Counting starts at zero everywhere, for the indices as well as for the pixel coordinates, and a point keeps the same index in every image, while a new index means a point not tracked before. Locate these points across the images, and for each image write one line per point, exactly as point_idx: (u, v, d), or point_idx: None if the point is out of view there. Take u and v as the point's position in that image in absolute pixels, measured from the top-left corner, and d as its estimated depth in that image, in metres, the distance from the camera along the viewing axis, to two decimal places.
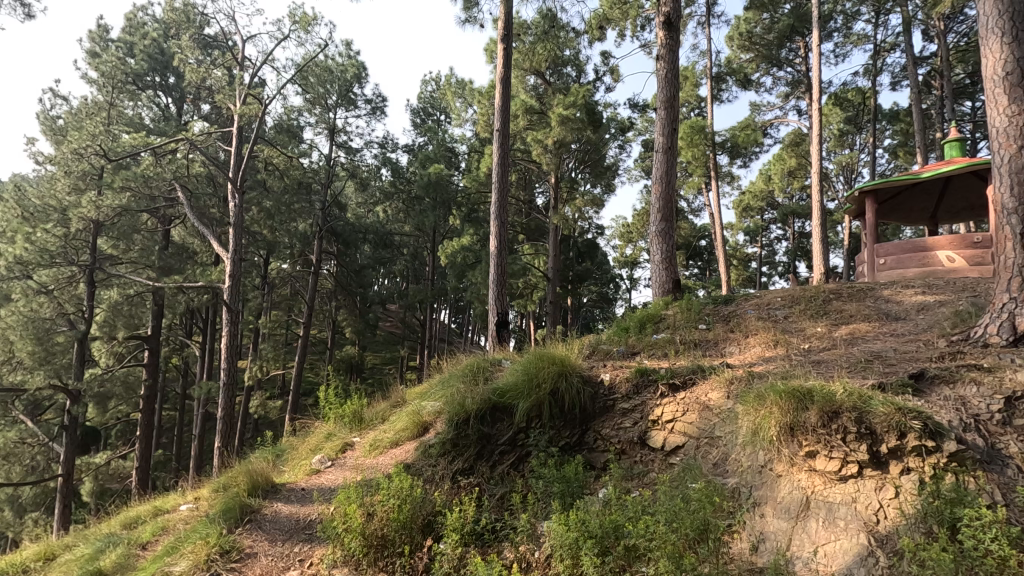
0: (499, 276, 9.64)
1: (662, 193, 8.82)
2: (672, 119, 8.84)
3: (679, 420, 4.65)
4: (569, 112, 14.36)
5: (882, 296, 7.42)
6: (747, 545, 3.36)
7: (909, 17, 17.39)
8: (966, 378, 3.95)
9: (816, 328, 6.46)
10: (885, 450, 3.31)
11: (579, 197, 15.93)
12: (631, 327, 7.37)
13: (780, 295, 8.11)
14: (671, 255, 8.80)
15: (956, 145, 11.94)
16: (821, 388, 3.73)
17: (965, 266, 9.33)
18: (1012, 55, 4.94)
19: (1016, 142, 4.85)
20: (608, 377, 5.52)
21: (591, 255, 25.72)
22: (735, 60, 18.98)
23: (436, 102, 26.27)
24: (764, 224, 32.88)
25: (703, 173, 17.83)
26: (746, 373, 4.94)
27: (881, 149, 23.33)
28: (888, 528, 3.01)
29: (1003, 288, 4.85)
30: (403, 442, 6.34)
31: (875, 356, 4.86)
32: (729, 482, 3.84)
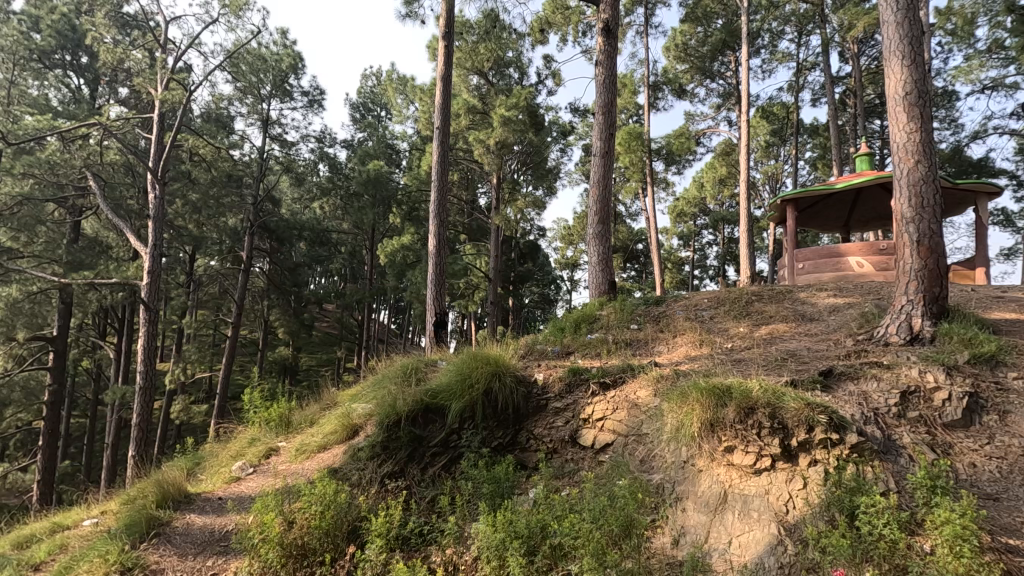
0: (438, 275, 9.49)
1: (599, 197, 8.96)
2: (610, 124, 8.99)
3: (609, 418, 4.74)
4: (512, 113, 14.41)
5: (799, 298, 7.89)
6: (669, 539, 3.44)
7: (828, 38, 18.67)
8: (868, 375, 4.25)
9: (739, 328, 6.78)
10: (795, 444, 3.47)
11: (521, 198, 15.97)
12: (567, 327, 7.46)
13: (706, 297, 8.47)
14: (607, 257, 8.97)
15: (866, 160, 12.87)
16: (739, 385, 3.88)
17: (871, 271, 10.05)
18: (911, 77, 5.34)
19: (914, 157, 5.25)
20: (542, 377, 5.55)
21: (533, 256, 25.96)
22: (671, 70, 19.66)
23: (377, 98, 25.71)
24: (696, 230, 34.31)
25: (640, 179, 18.37)
26: (672, 371, 5.09)
27: (803, 161, 24.88)
28: (796, 518, 3.16)
29: (902, 291, 5.27)
30: (331, 446, 6.12)
31: (790, 355, 5.12)
32: (654, 478, 3.94)
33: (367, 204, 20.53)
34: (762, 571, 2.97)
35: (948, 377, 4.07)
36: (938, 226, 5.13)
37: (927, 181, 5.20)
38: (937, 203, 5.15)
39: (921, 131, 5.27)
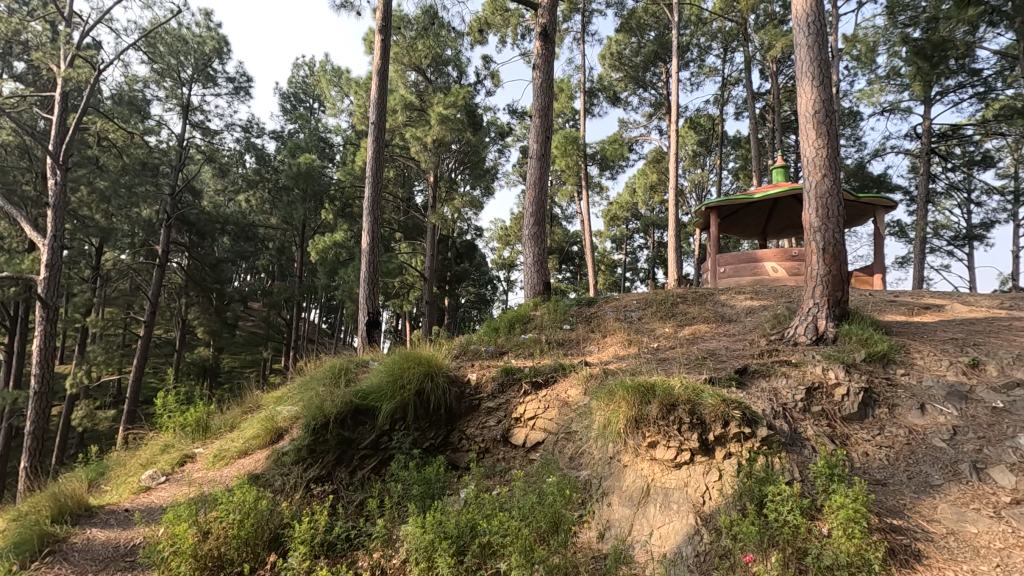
0: (371, 273, 9.26)
1: (535, 199, 9.06)
2: (546, 127, 9.12)
3: (541, 417, 4.81)
4: (450, 112, 14.33)
5: (720, 300, 8.34)
6: (595, 534, 3.54)
7: (750, 56, 19.86)
8: (778, 372, 4.56)
9: (665, 328, 7.08)
10: (712, 438, 3.67)
11: (458, 198, 15.90)
12: (501, 327, 7.50)
13: (635, 299, 8.77)
14: (542, 258, 9.09)
15: (781, 172, 13.80)
16: (662, 383, 4.06)
17: (784, 275, 10.77)
18: (819, 97, 5.78)
19: (821, 171, 5.68)
20: (475, 377, 5.55)
21: (469, 256, 25.93)
22: (606, 78, 20.21)
23: (310, 89, 24.78)
24: (628, 233, 35.45)
25: (575, 182, 18.76)
26: (601, 370, 5.24)
27: (726, 171, 26.31)
28: (711, 508, 3.34)
29: (810, 295, 5.68)
30: (252, 452, 5.85)
31: (710, 354, 5.41)
32: (582, 474, 4.05)
33: (297, 198, 19.71)
34: (680, 559, 3.12)
35: (847, 374, 4.44)
36: (840, 236, 5.57)
37: (832, 194, 5.64)
38: (840, 215, 5.60)
39: (827, 148, 5.72)
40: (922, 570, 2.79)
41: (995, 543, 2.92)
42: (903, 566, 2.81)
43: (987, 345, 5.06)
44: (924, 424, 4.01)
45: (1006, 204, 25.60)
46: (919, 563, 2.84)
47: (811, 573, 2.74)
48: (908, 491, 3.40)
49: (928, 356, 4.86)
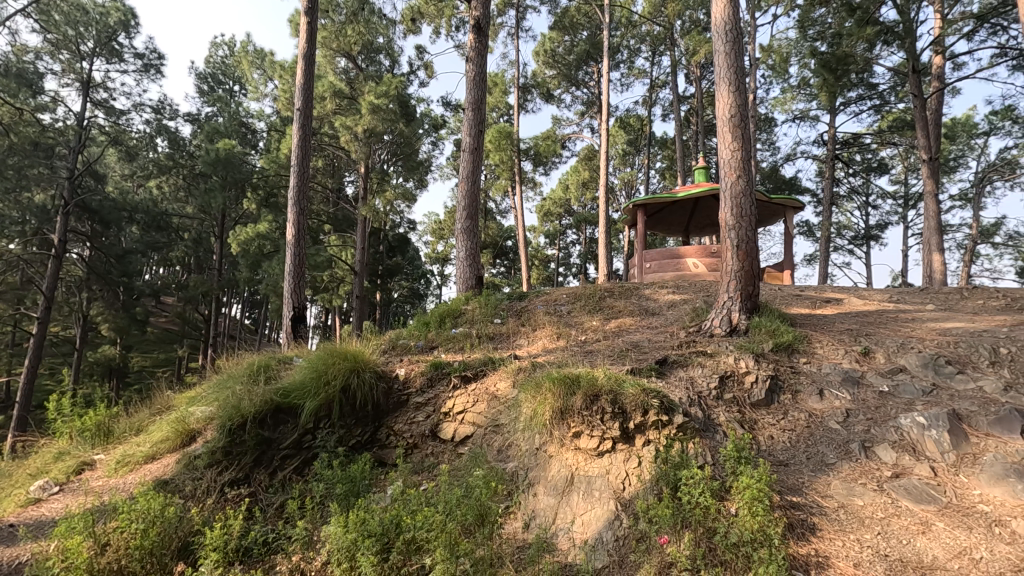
0: (296, 266, 8.86)
1: (467, 193, 9.01)
2: (479, 121, 9.06)
3: (470, 411, 4.81)
4: (381, 101, 13.93)
5: (644, 295, 8.67)
6: (520, 524, 3.59)
7: (676, 61, 20.69)
8: (695, 362, 4.81)
9: (592, 322, 7.26)
10: (632, 426, 3.81)
11: (390, 190, 15.55)
12: (431, 322, 7.42)
13: (565, 293, 8.94)
14: (475, 252, 9.06)
15: (703, 172, 14.49)
16: (586, 374, 4.16)
17: (705, 271, 11.34)
18: (735, 102, 6.11)
19: (736, 172, 6.00)
20: (404, 372, 5.45)
21: (402, 250, 25.43)
22: (540, 74, 20.39)
23: (229, 70, 23.33)
24: (561, 229, 36.07)
25: (509, 177, 18.82)
26: (530, 363, 5.30)
27: (653, 170, 27.32)
28: (630, 494, 3.47)
29: (725, 289, 6.01)
30: (161, 456, 5.46)
31: (633, 346, 5.60)
32: (509, 466, 4.09)
33: (215, 186, 18.53)
34: (600, 545, 3.22)
35: (756, 363, 4.75)
36: (753, 234, 5.92)
37: (746, 195, 5.98)
38: (752, 214, 5.94)
39: (742, 151, 6.05)
40: (816, 542, 3.04)
41: (877, 514, 3.23)
42: (800, 538, 3.05)
43: (877, 335, 5.56)
44: (822, 408, 4.35)
45: (897, 208, 28.22)
46: (814, 536, 3.09)
47: (720, 550, 2.91)
48: (806, 470, 3.68)
49: (827, 346, 5.29)
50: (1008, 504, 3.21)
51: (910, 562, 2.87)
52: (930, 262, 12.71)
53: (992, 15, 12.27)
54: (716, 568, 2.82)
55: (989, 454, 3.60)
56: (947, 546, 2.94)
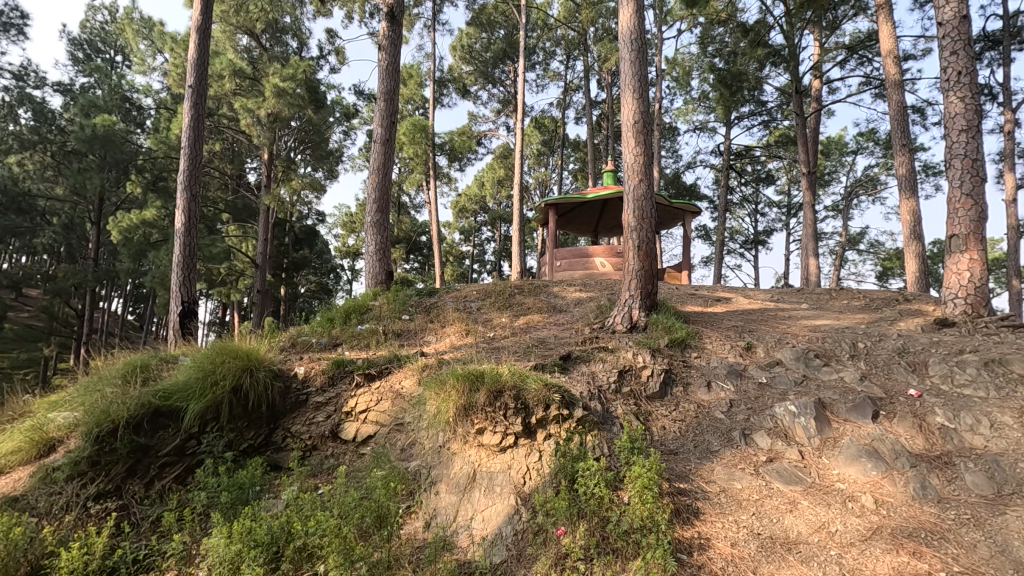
0: (186, 257, 8.11)
1: (377, 186, 8.72)
2: (391, 111, 8.78)
3: (373, 410, 4.65)
4: (288, 85, 13.09)
5: (552, 292, 8.86)
6: (421, 523, 3.52)
7: (589, 66, 21.36)
8: (597, 358, 4.97)
9: (501, 318, 7.31)
10: (534, 421, 3.87)
11: (296, 179, 14.69)
12: (336, 318, 7.10)
13: (475, 289, 8.92)
14: (385, 247, 8.79)
15: (611, 175, 15.05)
16: (491, 371, 4.16)
17: (611, 270, 11.79)
18: (639, 109, 6.39)
19: (639, 176, 6.25)
20: (303, 370, 5.16)
21: (309, 243, 24.22)
22: (456, 70, 20.19)
23: (110, 38, 21.00)
24: (476, 226, 36.05)
25: (423, 171, 18.47)
26: (436, 360, 5.23)
27: (566, 172, 28.00)
28: (530, 487, 3.52)
29: (627, 287, 6.26)
30: (12, 470, 4.79)
31: (539, 343, 5.70)
32: (411, 465, 4.01)
33: (91, 166, 16.60)
34: (500, 540, 3.24)
35: (653, 358, 5.00)
36: (653, 236, 6.22)
37: (648, 198, 6.27)
38: (653, 217, 6.24)
39: (644, 156, 6.32)
40: (699, 525, 3.25)
41: (753, 496, 3.52)
42: (685, 523, 3.24)
43: (759, 331, 6.05)
44: (710, 399, 4.66)
45: (782, 216, 30.98)
46: (697, 519, 3.29)
47: (612, 538, 3.02)
48: (693, 457, 3.93)
49: (716, 341, 5.68)
50: (859, 481, 3.62)
51: (778, 539, 3.15)
52: (807, 265, 14.07)
53: (860, 47, 13.78)
54: (607, 556, 2.93)
55: (846, 437, 4.01)
56: (809, 521, 3.26)
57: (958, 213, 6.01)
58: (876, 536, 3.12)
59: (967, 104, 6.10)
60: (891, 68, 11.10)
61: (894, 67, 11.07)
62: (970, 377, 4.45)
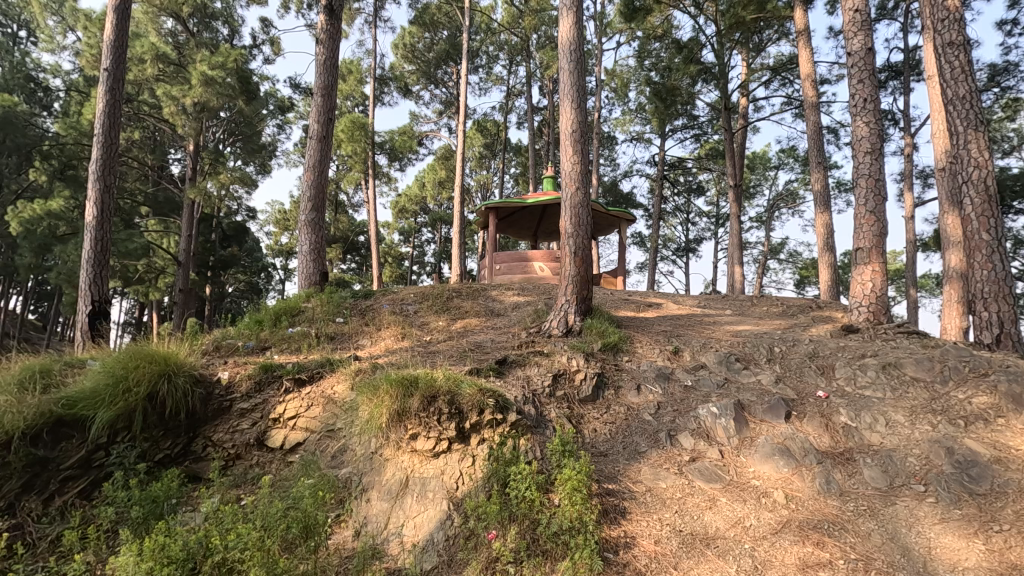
0: (98, 253, 7.50)
1: (313, 184, 8.43)
2: (328, 108, 8.52)
3: (302, 416, 4.49)
4: (217, 74, 12.40)
5: (490, 296, 8.90)
6: (350, 532, 3.44)
7: (532, 72, 21.63)
8: (532, 362, 5.04)
9: (438, 322, 7.27)
10: (468, 426, 3.87)
11: (224, 172, 13.94)
12: (265, 320, 6.81)
13: (413, 292, 8.82)
14: (320, 247, 8.52)
15: (551, 181, 15.28)
16: (425, 376, 4.11)
17: (549, 274, 11.97)
18: (577, 119, 6.55)
19: (575, 184, 6.40)
20: (227, 374, 4.89)
21: (238, 240, 23.05)
22: (398, 68, 19.87)
23: (12, 11, 19.18)
24: (416, 227, 35.57)
25: (362, 170, 18.05)
26: (371, 364, 5.12)
27: (507, 176, 28.18)
28: (462, 492, 3.52)
29: (564, 292, 6.39)
30: None
31: (476, 347, 5.72)
32: (342, 472, 3.90)
33: None
34: (430, 546, 3.22)
35: (586, 362, 5.13)
36: (589, 242, 6.38)
37: (584, 206, 6.42)
38: (589, 224, 6.40)
39: (581, 164, 6.48)
40: (625, 524, 3.37)
41: (676, 494, 3.70)
42: (612, 522, 3.35)
43: (686, 336, 6.34)
44: (639, 401, 4.83)
45: (711, 225, 32.57)
46: (624, 518, 3.42)
47: (542, 540, 3.09)
48: (622, 459, 4.06)
49: (646, 345, 5.90)
50: (772, 477, 3.87)
51: (698, 535, 3.33)
52: (733, 273, 14.86)
53: (782, 69, 14.73)
54: (537, 558, 2.99)
55: (762, 437, 4.27)
56: (727, 517, 3.46)
57: (863, 228, 6.55)
58: (785, 528, 3.35)
59: (872, 128, 6.66)
60: (809, 90, 11.94)
61: (812, 90, 11.91)
62: (870, 379, 4.86)
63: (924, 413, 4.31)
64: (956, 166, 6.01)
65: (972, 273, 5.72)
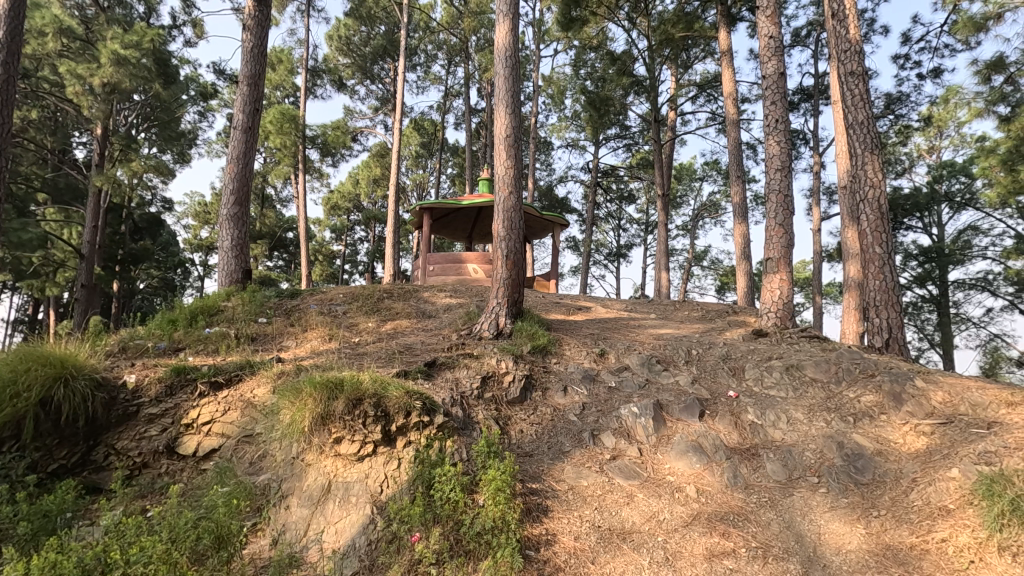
0: None
1: (236, 177, 8.02)
2: (254, 98, 8.11)
3: (218, 421, 4.28)
4: (131, 54, 11.54)
5: (422, 297, 8.81)
6: (267, 541, 3.32)
7: (470, 74, 21.63)
8: (461, 364, 5.05)
9: (367, 323, 7.13)
10: (394, 429, 3.84)
11: (138, 160, 12.99)
12: (179, 319, 6.40)
13: (342, 292, 8.60)
14: (243, 243, 8.12)
15: (487, 183, 15.34)
16: (351, 378, 4.03)
17: (483, 276, 12.02)
18: (510, 124, 6.64)
19: (508, 188, 6.48)
20: (134, 378, 4.54)
21: (153, 234, 21.51)
22: (332, 60, 19.25)
23: None
24: (349, 225, 34.59)
25: (291, 164, 17.34)
26: (294, 367, 4.95)
27: (444, 176, 28.01)
28: (386, 496, 3.49)
29: (495, 295, 6.44)
30: None
31: (405, 349, 5.66)
32: (260, 479, 3.76)
33: None
34: (352, 552, 3.17)
35: (515, 364, 5.21)
36: (520, 246, 6.47)
37: (516, 209, 6.51)
38: (520, 228, 6.49)
39: (514, 169, 6.58)
40: (547, 522, 3.47)
41: (597, 492, 3.84)
42: (534, 521, 3.44)
43: (612, 339, 6.58)
44: (565, 403, 4.97)
45: (641, 232, 33.78)
46: (546, 517, 3.51)
47: (465, 540, 3.14)
48: (546, 459, 4.17)
49: (574, 348, 6.07)
50: (685, 473, 4.10)
51: (615, 529, 3.49)
52: (660, 278, 15.52)
53: (707, 86, 15.58)
54: (459, 558, 3.03)
55: (677, 435, 4.51)
56: (642, 512, 3.65)
57: (773, 240, 7.05)
58: (696, 521, 3.58)
59: (782, 147, 7.18)
60: (731, 108, 12.69)
61: (732, 107, 12.67)
62: (775, 379, 5.25)
63: (820, 411, 4.71)
64: (853, 185, 6.59)
65: (866, 284, 6.29)
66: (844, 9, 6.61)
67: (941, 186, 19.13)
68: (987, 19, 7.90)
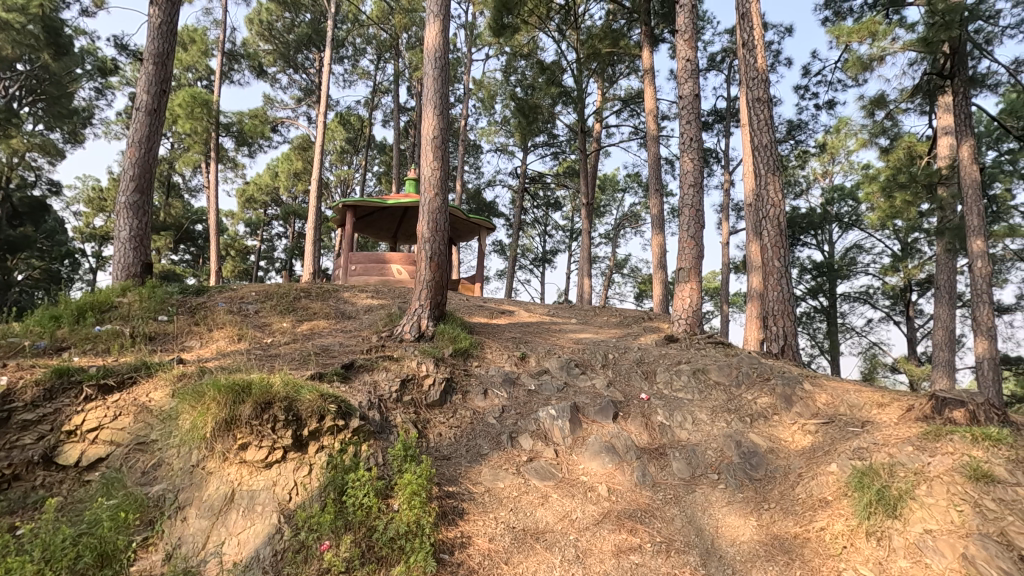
0: None
1: (138, 162, 7.39)
2: (162, 78, 7.49)
3: (106, 428, 3.91)
4: (14, 19, 10.26)
5: (342, 297, 8.52)
6: (160, 555, 3.08)
7: (400, 71, 21.26)
8: (379, 366, 4.95)
9: (282, 323, 6.81)
10: (306, 433, 3.70)
11: (20, 136, 11.62)
12: (64, 316, 5.78)
13: (255, 290, 8.13)
14: (144, 234, 7.49)
15: (413, 182, 15.07)
16: (261, 381, 3.83)
17: (407, 276, 11.84)
18: (438, 125, 6.59)
19: (434, 189, 6.43)
20: (6, 380, 4.05)
21: (36, 219, 19.33)
22: (252, 45, 18.24)
23: None
24: (265, 219, 32.80)
25: (201, 151, 16.20)
26: (197, 368, 4.62)
27: (370, 174, 27.33)
28: (294, 504, 3.34)
29: (418, 297, 6.35)
30: None
31: (322, 350, 5.46)
32: (153, 489, 3.47)
33: None
34: (255, 563, 3.01)
35: (435, 367, 5.16)
36: (444, 248, 6.42)
37: (440, 211, 6.47)
38: (445, 229, 6.44)
39: (440, 170, 6.53)
40: (462, 524, 3.48)
41: (512, 492, 3.90)
42: (449, 524, 3.44)
43: (532, 343, 6.70)
44: (485, 406, 4.99)
45: (565, 239, 34.57)
46: (462, 519, 3.52)
47: (378, 546, 3.08)
48: (463, 461, 4.18)
49: (495, 352, 6.11)
50: (597, 473, 4.26)
51: (529, 530, 3.56)
52: (583, 284, 15.98)
53: (631, 101, 16.26)
54: (370, 565, 2.97)
55: (592, 436, 4.66)
56: (556, 512, 3.75)
57: (685, 251, 7.46)
58: (606, 519, 3.72)
59: (696, 163, 7.64)
60: (651, 124, 13.31)
61: (653, 123, 13.30)
62: (682, 383, 5.57)
63: (722, 412, 5.05)
64: (757, 204, 7.10)
65: (767, 294, 6.81)
66: (752, 40, 7.15)
67: (832, 208, 21.08)
68: (872, 59, 8.83)
